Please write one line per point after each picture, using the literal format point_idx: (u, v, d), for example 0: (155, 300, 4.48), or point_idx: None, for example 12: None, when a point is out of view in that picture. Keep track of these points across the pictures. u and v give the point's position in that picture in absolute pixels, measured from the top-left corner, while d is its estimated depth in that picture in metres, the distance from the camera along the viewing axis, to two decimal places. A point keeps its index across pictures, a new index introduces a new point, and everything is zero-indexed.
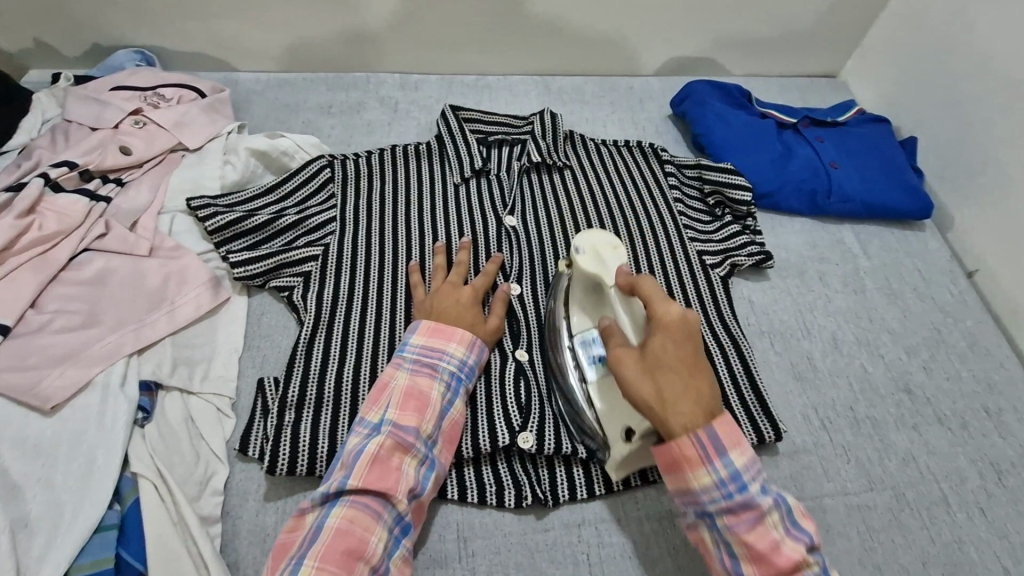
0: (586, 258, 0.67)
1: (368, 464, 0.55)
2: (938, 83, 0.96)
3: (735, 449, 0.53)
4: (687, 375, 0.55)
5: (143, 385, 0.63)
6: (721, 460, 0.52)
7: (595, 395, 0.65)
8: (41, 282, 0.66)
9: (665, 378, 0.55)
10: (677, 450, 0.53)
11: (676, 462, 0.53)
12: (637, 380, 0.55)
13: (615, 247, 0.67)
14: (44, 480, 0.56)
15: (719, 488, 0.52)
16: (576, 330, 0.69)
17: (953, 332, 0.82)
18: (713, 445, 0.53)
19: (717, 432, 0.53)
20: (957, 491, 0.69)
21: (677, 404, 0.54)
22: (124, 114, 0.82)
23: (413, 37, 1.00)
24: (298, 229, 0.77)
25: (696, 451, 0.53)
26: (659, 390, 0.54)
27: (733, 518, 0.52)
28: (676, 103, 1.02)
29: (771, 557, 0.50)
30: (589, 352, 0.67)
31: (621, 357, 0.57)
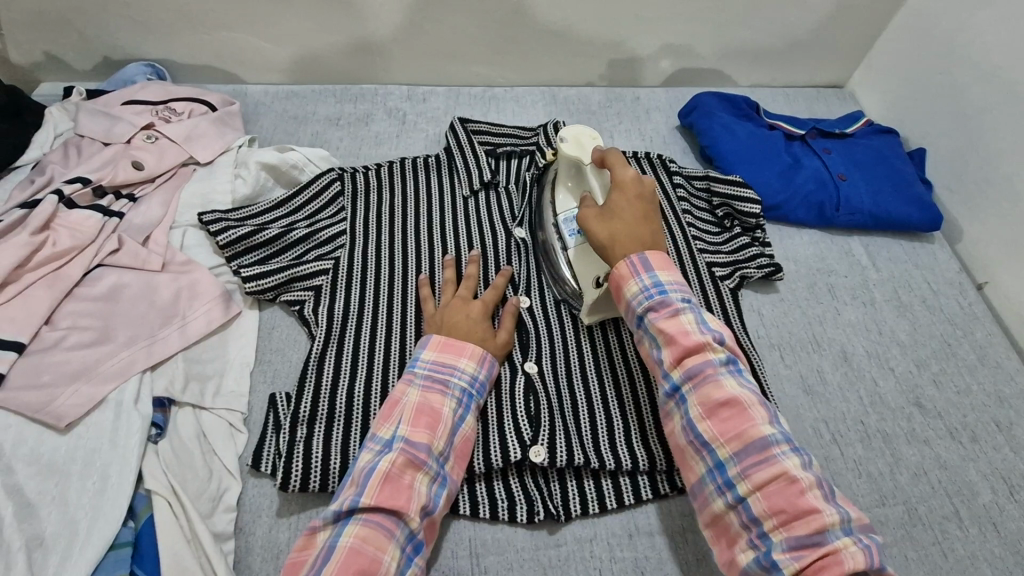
0: (569, 145, 0.74)
1: (380, 481, 0.55)
2: (946, 93, 0.96)
3: (665, 270, 0.61)
4: (635, 216, 0.64)
5: (156, 402, 0.64)
6: (647, 273, 0.61)
7: (572, 258, 0.75)
8: (55, 298, 0.66)
9: (617, 225, 0.64)
10: (616, 272, 0.62)
11: (616, 281, 0.62)
12: (596, 226, 0.64)
13: (595, 137, 0.74)
14: (60, 497, 0.57)
15: (646, 293, 0.60)
16: (559, 208, 0.77)
17: (964, 344, 0.82)
18: (640, 260, 0.61)
19: (649, 257, 0.61)
20: (969, 505, 0.69)
21: (625, 243, 0.63)
22: (136, 129, 0.82)
23: (421, 49, 1.00)
24: (309, 243, 0.77)
25: (627, 269, 0.61)
26: (609, 234, 0.64)
27: (655, 312, 0.60)
28: (683, 115, 1.02)
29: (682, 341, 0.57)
30: (569, 225, 0.76)
31: (584, 212, 0.66)
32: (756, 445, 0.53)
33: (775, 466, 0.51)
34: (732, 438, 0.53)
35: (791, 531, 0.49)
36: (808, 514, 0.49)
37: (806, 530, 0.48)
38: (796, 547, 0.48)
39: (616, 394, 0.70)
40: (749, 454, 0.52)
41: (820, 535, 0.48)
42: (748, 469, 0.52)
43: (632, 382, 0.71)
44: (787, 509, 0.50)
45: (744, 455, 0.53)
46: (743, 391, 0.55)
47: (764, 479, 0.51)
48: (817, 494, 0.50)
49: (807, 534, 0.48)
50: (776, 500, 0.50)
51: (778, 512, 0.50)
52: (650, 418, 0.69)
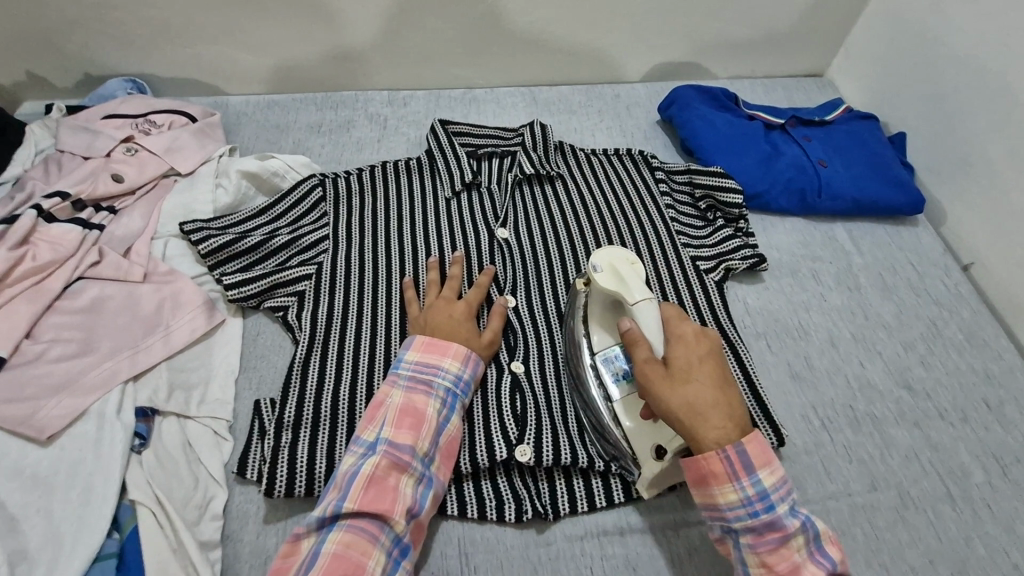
0: (604, 275, 0.65)
1: (363, 484, 0.55)
2: (923, 76, 0.96)
3: (763, 467, 0.53)
4: (716, 388, 0.56)
5: (138, 412, 0.63)
6: (748, 477, 0.52)
7: (621, 412, 0.64)
8: (36, 311, 0.66)
9: (694, 388, 0.55)
10: (707, 466, 0.53)
11: (703, 473, 0.54)
12: (673, 393, 0.55)
13: (632, 263, 0.65)
14: (42, 511, 0.56)
15: (744, 504, 0.53)
16: (598, 348, 0.68)
17: (951, 325, 0.82)
18: (742, 462, 0.53)
19: (747, 447, 0.53)
20: (961, 486, 0.68)
21: (711, 418, 0.54)
22: (116, 143, 0.83)
23: (399, 55, 1.01)
24: (291, 248, 0.77)
25: (724, 467, 0.53)
26: (692, 407, 0.54)
27: (756, 537, 0.52)
28: (662, 110, 1.02)
29: None
30: (612, 369, 0.67)
31: (650, 373, 0.56)
32: (777, 540, 0.51)
33: (791, 565, 0.51)
34: (756, 528, 0.52)
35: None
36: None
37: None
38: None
39: None
40: (767, 546, 0.52)
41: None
42: (763, 562, 0.52)
43: None
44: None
45: (762, 546, 0.52)
46: (778, 488, 0.52)
47: (776, 574, 0.51)
48: None
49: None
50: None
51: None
52: None
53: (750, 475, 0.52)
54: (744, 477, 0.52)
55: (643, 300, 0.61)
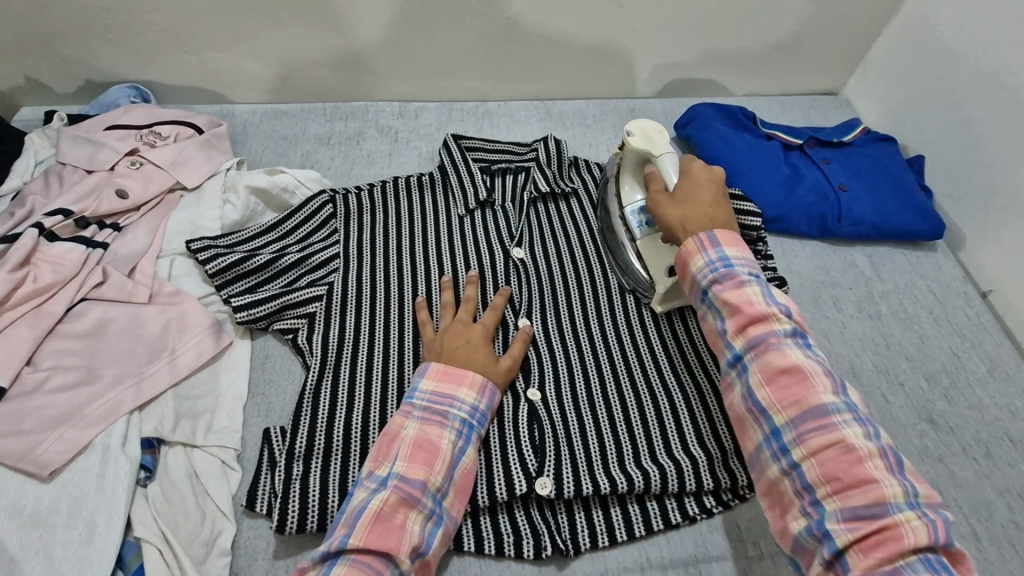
0: (637, 138, 0.74)
1: (370, 521, 0.53)
2: (944, 99, 0.95)
3: (736, 254, 0.59)
4: (704, 203, 0.64)
5: (143, 443, 0.61)
6: (757, 308, 0.56)
7: (642, 250, 0.76)
8: (37, 337, 0.63)
9: (687, 206, 0.64)
10: (683, 253, 0.61)
11: (684, 259, 0.61)
12: (667, 208, 0.65)
13: (661, 131, 0.75)
14: (43, 552, 0.54)
15: (716, 278, 0.59)
16: (626, 200, 0.79)
17: (973, 356, 0.81)
18: (714, 251, 0.59)
19: (718, 233, 0.61)
20: (987, 525, 0.67)
21: (694, 222, 0.63)
22: (120, 156, 0.80)
23: (411, 65, 0.98)
24: (301, 268, 0.75)
25: (696, 246, 0.60)
26: (677, 217, 0.64)
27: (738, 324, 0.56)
28: (680, 127, 1.01)
29: (769, 357, 0.54)
30: (637, 215, 0.77)
31: (659, 201, 0.67)
32: (773, 343, 0.54)
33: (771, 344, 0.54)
34: (767, 360, 0.54)
35: (844, 506, 0.48)
36: (868, 492, 0.47)
37: (861, 503, 0.47)
38: (849, 521, 0.47)
39: (622, 415, 0.69)
40: (806, 421, 0.51)
41: (877, 514, 0.46)
42: (806, 442, 0.50)
43: (640, 405, 0.69)
44: (841, 476, 0.49)
45: (805, 425, 0.51)
46: (807, 361, 0.53)
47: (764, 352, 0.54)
48: (878, 464, 0.48)
49: (812, 420, 0.51)
50: (834, 475, 0.49)
51: (834, 485, 0.49)
52: (659, 439, 0.67)
53: (731, 280, 0.58)
54: (717, 263, 0.59)
55: (665, 155, 0.72)
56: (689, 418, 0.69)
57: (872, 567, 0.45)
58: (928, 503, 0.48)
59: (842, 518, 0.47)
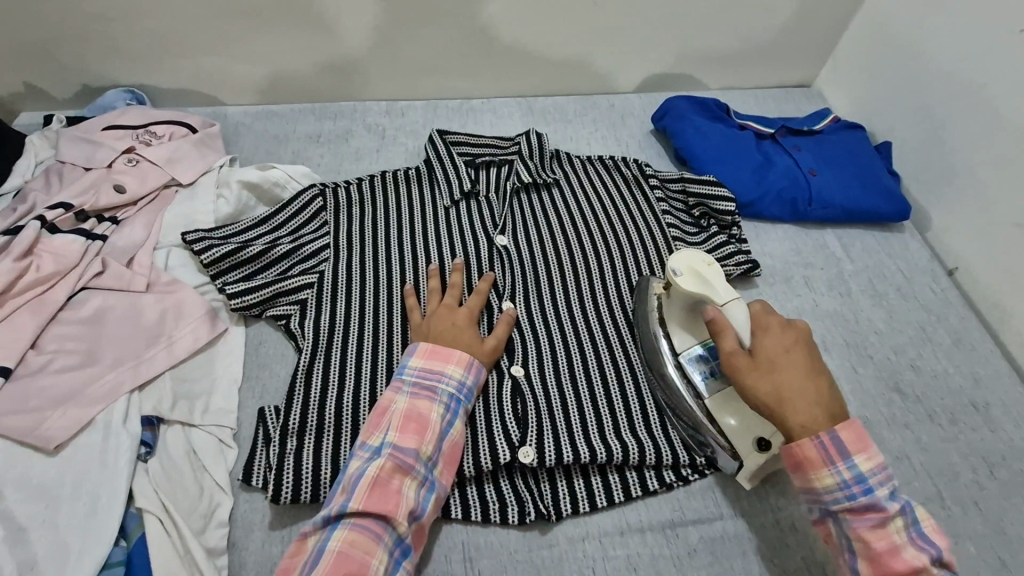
0: (687, 279, 0.66)
1: (368, 487, 0.55)
2: (908, 87, 0.99)
3: (860, 453, 0.55)
4: (803, 381, 0.58)
5: (144, 421, 0.64)
6: (843, 461, 0.55)
7: (714, 410, 0.67)
8: (41, 323, 0.66)
9: (783, 377, 0.58)
10: (801, 452, 0.56)
11: (794, 451, 0.56)
12: (755, 382, 0.58)
13: (711, 264, 0.66)
14: (49, 521, 0.56)
15: (844, 489, 0.55)
16: (679, 350, 0.71)
17: (939, 330, 0.85)
18: (837, 448, 0.55)
19: (842, 435, 0.55)
20: (951, 486, 0.71)
21: (796, 404, 0.57)
22: (118, 153, 0.83)
23: (397, 65, 1.02)
24: (292, 258, 0.78)
25: (818, 453, 0.55)
26: (779, 389, 0.58)
27: (853, 514, 0.55)
28: (657, 119, 1.04)
29: (887, 558, 0.52)
30: (699, 368, 0.70)
31: (736, 364, 0.60)
32: (890, 538, 0.53)
33: (891, 543, 0.53)
34: (880, 546, 0.53)
35: (849, 512, 0.55)
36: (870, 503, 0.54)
37: (859, 511, 0.54)
38: (853, 525, 0.55)
39: (603, 390, 0.72)
40: (868, 523, 0.54)
41: (876, 519, 0.54)
42: (822, 464, 0.56)
43: (620, 382, 0.73)
44: None
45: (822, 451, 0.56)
46: (907, 547, 0.52)
47: (878, 551, 0.53)
48: None
49: None
50: (840, 490, 0.55)
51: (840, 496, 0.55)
52: (637, 412, 0.71)
53: (847, 459, 0.55)
54: (840, 461, 0.55)
55: (732, 303, 0.63)
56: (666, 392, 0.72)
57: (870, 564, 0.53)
58: None
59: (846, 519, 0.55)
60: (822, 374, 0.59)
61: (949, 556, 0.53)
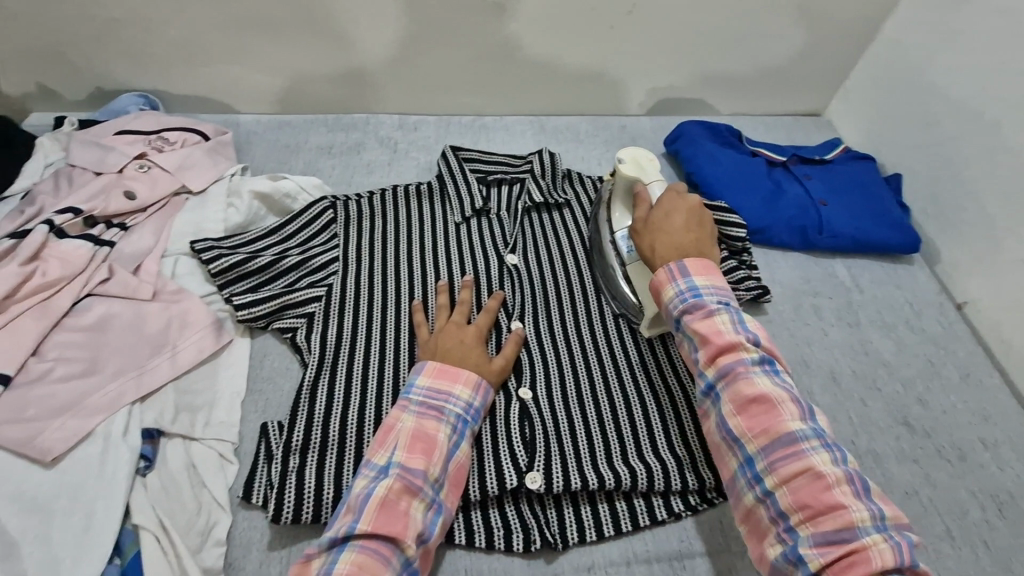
0: (628, 165, 0.78)
1: (376, 508, 0.54)
2: (918, 121, 1.00)
3: (700, 273, 0.64)
4: (676, 229, 0.68)
5: (145, 433, 0.62)
6: (694, 295, 0.63)
7: (631, 275, 0.76)
8: (43, 329, 0.65)
9: (655, 234, 0.69)
10: (655, 278, 0.66)
11: (656, 285, 0.66)
12: (640, 236, 0.70)
13: (653, 160, 0.78)
14: (43, 536, 0.55)
15: (680, 297, 0.63)
16: (616, 227, 0.79)
17: (947, 363, 0.84)
18: (679, 269, 0.64)
19: (688, 262, 0.65)
20: (960, 524, 0.70)
21: (662, 250, 0.67)
22: (129, 159, 0.82)
23: (412, 80, 1.02)
24: (300, 270, 0.77)
25: (666, 275, 0.65)
26: (652, 238, 0.69)
27: (689, 314, 0.62)
28: (669, 143, 1.04)
29: (738, 384, 0.57)
30: (628, 242, 0.78)
31: (635, 227, 0.72)
32: (743, 374, 0.58)
33: (732, 358, 0.58)
34: (726, 371, 0.58)
35: (766, 447, 0.55)
36: (787, 433, 0.54)
37: (776, 443, 0.54)
38: (774, 461, 0.54)
39: (611, 415, 0.71)
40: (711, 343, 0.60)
41: (795, 451, 0.54)
42: (737, 397, 0.57)
43: (628, 406, 0.72)
44: (813, 504, 0.51)
45: (733, 381, 0.58)
46: (776, 390, 0.57)
47: (728, 373, 0.58)
48: (845, 491, 0.51)
49: (782, 449, 0.54)
50: (756, 423, 0.56)
51: (757, 432, 0.55)
52: (646, 438, 0.70)
53: (685, 275, 0.64)
54: (679, 278, 0.64)
55: (653, 183, 0.76)
56: (675, 419, 0.71)
57: (794, 499, 0.52)
58: (896, 525, 0.51)
59: (765, 456, 0.55)
60: (695, 231, 0.68)
61: (797, 391, 0.58)
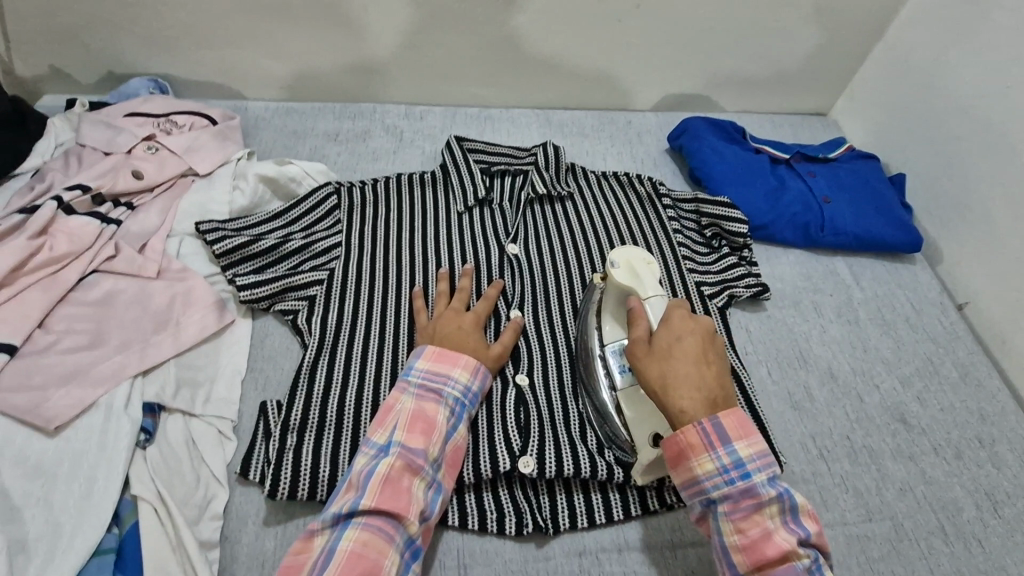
0: (621, 270, 0.70)
1: (380, 484, 0.55)
2: (924, 121, 1.00)
3: (740, 439, 0.56)
4: (691, 368, 0.59)
5: (146, 407, 0.63)
6: (724, 448, 0.55)
7: (623, 403, 0.67)
8: (50, 301, 0.66)
9: (671, 365, 0.59)
10: (683, 439, 0.56)
11: (680, 445, 0.57)
12: (648, 368, 0.60)
13: (649, 264, 0.70)
14: (44, 501, 0.56)
15: (721, 472, 0.55)
16: (609, 339, 0.71)
17: (946, 363, 0.84)
18: (716, 433, 0.56)
19: (721, 420, 0.56)
20: (954, 521, 0.70)
21: (678, 388, 0.58)
22: (137, 140, 0.84)
23: (419, 70, 1.03)
24: (304, 253, 0.78)
25: (698, 437, 0.56)
26: (661, 372, 0.59)
27: (728, 498, 0.55)
28: (673, 138, 1.05)
29: (762, 546, 0.52)
30: (620, 360, 0.69)
31: (635, 351, 0.62)
32: (771, 540, 0.52)
33: (764, 530, 0.53)
34: (754, 538, 0.53)
35: None
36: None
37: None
38: None
39: None
40: (744, 512, 0.54)
41: None
42: (745, 533, 0.53)
43: None
44: None
45: (742, 514, 0.54)
46: (804, 562, 0.52)
47: (754, 539, 0.53)
48: None
49: None
50: (763, 560, 0.52)
51: (766, 571, 0.52)
52: None
53: (725, 444, 0.55)
54: (720, 447, 0.55)
55: (650, 299, 0.67)
56: None
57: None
58: None
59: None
60: (710, 363, 0.60)
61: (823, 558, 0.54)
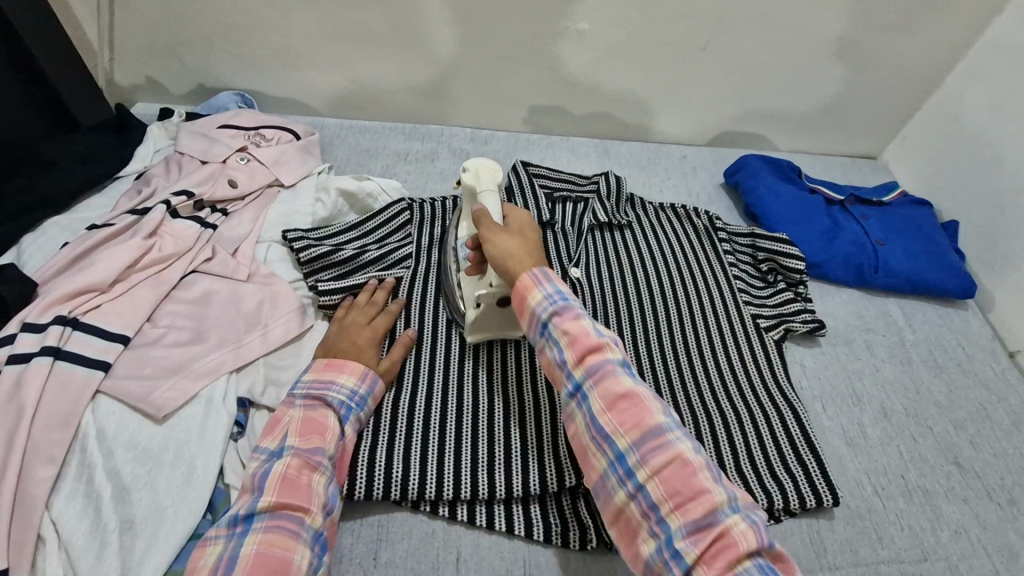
0: (469, 175, 0.75)
1: (277, 481, 0.56)
2: (980, 169, 1.02)
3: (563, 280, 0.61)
4: (524, 240, 0.65)
5: (239, 401, 0.68)
6: (549, 282, 0.60)
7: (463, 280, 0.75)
8: (157, 298, 0.71)
9: (516, 242, 0.65)
10: (518, 283, 0.60)
11: (517, 289, 0.60)
12: (502, 239, 0.64)
13: (494, 171, 0.75)
14: (151, 484, 0.60)
15: (549, 300, 0.58)
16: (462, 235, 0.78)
17: (999, 409, 0.85)
18: (543, 275, 0.60)
19: (547, 270, 0.61)
20: (1009, 566, 0.70)
21: (522, 259, 0.63)
22: (231, 151, 0.89)
23: (486, 97, 1.08)
24: (379, 266, 0.82)
25: (531, 279, 0.60)
26: (509, 250, 0.64)
27: (561, 318, 0.57)
28: (728, 174, 1.08)
29: (597, 367, 0.54)
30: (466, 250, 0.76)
31: (490, 231, 0.66)
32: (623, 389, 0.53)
33: (607, 377, 0.54)
34: (629, 424, 0.52)
35: (629, 433, 0.52)
36: (651, 422, 0.52)
37: (622, 405, 0.53)
38: (643, 454, 0.51)
39: None
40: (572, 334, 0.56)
41: (666, 446, 0.51)
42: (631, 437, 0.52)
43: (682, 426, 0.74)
44: (679, 487, 0.49)
45: (601, 379, 0.54)
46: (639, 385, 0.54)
47: (602, 388, 0.54)
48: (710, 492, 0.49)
49: (657, 448, 0.51)
50: (606, 387, 0.53)
51: (625, 419, 0.52)
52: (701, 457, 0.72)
53: (550, 280, 0.60)
54: (545, 282, 0.60)
55: (489, 193, 0.72)
56: (728, 442, 0.73)
57: (663, 487, 0.50)
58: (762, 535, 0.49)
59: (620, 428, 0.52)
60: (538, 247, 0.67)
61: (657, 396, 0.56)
